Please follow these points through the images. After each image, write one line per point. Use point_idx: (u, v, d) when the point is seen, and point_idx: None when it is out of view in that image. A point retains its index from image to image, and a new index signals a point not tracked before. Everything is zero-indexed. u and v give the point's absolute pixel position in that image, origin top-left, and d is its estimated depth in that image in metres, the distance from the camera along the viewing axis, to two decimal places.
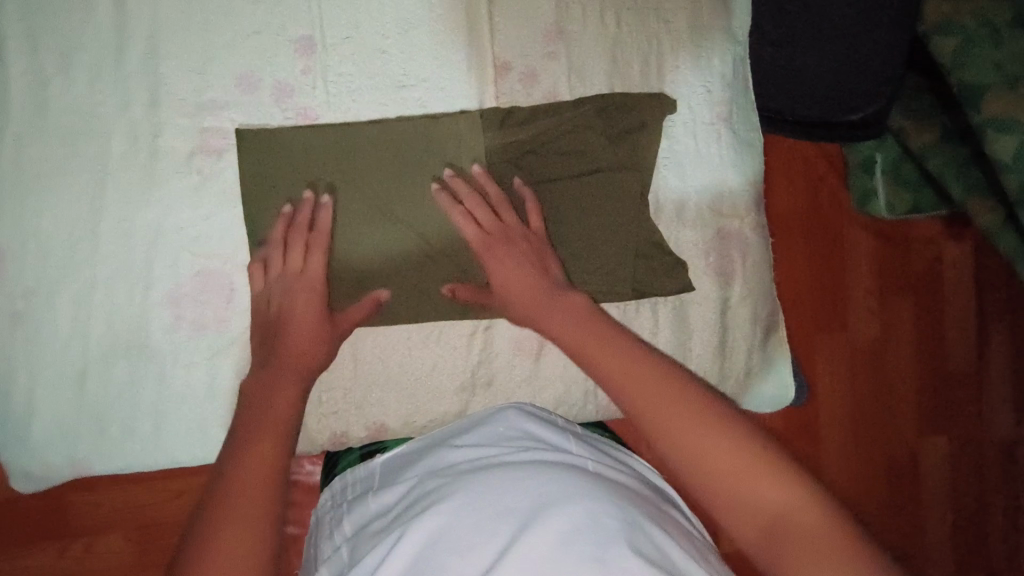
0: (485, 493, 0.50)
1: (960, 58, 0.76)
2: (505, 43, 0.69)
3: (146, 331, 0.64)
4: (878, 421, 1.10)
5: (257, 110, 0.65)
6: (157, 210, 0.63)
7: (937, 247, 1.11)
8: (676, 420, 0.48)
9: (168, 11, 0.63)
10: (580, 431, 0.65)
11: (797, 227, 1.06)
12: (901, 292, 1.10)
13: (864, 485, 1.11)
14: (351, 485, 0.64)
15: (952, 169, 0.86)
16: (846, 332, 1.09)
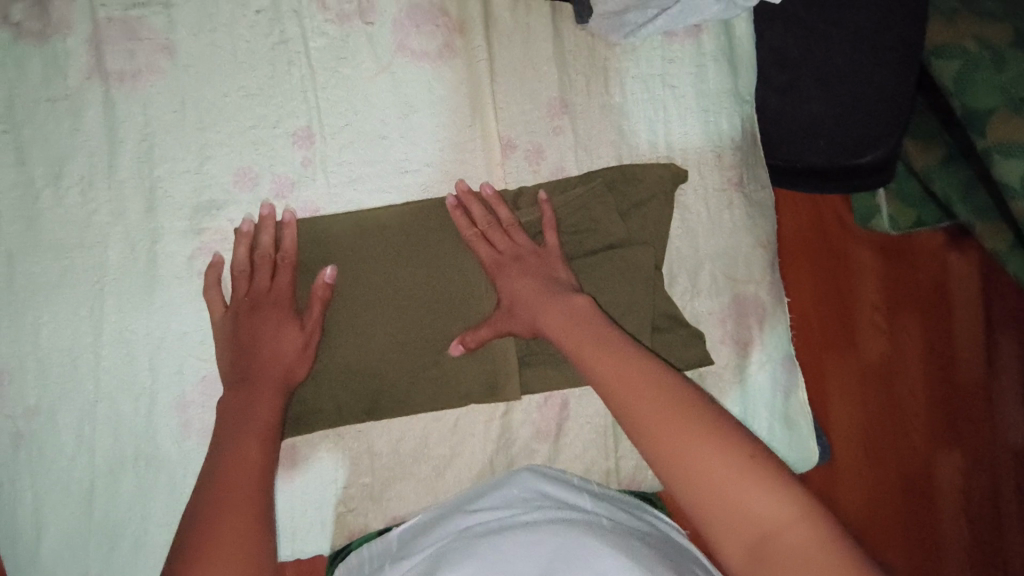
0: (496, 560, 0.48)
1: (962, 84, 0.76)
2: (509, 121, 0.67)
3: (153, 441, 0.62)
4: (891, 435, 1.08)
5: (257, 206, 0.63)
6: (158, 317, 0.61)
7: (941, 258, 1.10)
8: (673, 434, 0.45)
9: (160, 112, 0.61)
10: (599, 490, 0.63)
11: (801, 246, 1.05)
12: (906, 304, 1.09)
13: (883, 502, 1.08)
14: (367, 560, 0.60)
15: (957, 189, 0.86)
16: (855, 347, 1.07)
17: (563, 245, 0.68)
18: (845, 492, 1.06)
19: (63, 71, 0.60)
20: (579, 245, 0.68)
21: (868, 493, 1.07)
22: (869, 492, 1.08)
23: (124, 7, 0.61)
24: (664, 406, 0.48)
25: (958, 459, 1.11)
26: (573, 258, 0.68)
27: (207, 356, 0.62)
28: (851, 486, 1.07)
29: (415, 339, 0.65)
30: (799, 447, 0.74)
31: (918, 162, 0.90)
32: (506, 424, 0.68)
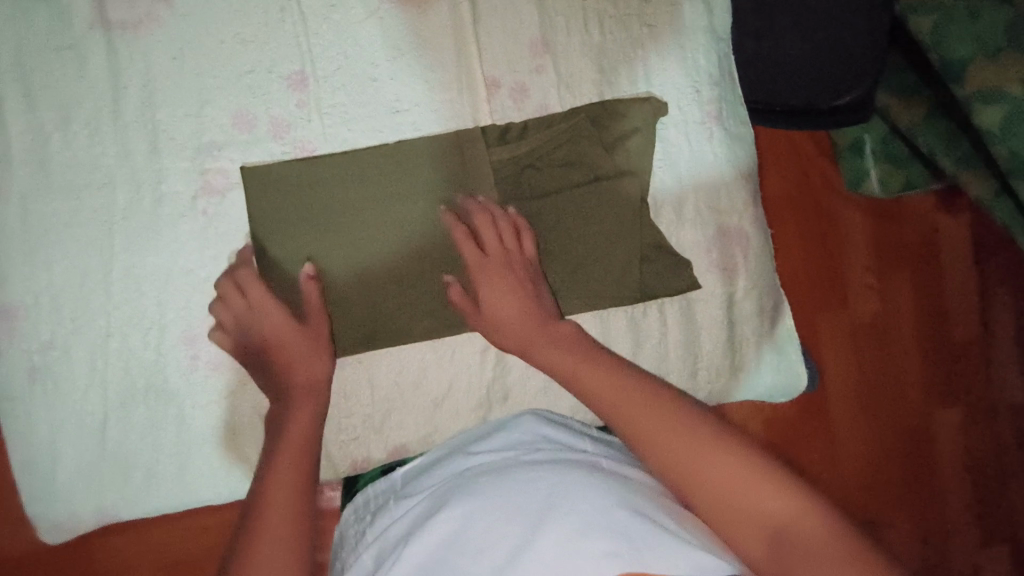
0: (500, 492, 0.51)
1: (938, 34, 0.77)
2: (493, 61, 0.70)
3: (163, 374, 0.64)
4: (887, 396, 1.12)
5: (255, 148, 0.66)
6: (165, 255, 0.64)
7: (934, 219, 1.12)
8: (672, 438, 0.53)
9: (161, 59, 0.64)
10: (596, 434, 0.66)
11: (789, 209, 1.09)
12: (899, 267, 1.12)
13: (880, 461, 1.12)
14: (372, 498, 0.64)
15: (941, 144, 0.89)
16: (848, 310, 1.10)
17: (553, 177, 0.71)
18: (842, 453, 1.10)
19: (68, 24, 0.63)
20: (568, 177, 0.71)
21: (864, 453, 1.11)
22: (866, 452, 1.11)
23: None
24: (660, 418, 0.55)
25: (956, 416, 1.14)
26: (564, 189, 0.70)
27: (212, 291, 0.65)
28: (847, 447, 1.11)
29: (411, 270, 0.68)
30: (789, 374, 0.76)
31: (902, 120, 0.93)
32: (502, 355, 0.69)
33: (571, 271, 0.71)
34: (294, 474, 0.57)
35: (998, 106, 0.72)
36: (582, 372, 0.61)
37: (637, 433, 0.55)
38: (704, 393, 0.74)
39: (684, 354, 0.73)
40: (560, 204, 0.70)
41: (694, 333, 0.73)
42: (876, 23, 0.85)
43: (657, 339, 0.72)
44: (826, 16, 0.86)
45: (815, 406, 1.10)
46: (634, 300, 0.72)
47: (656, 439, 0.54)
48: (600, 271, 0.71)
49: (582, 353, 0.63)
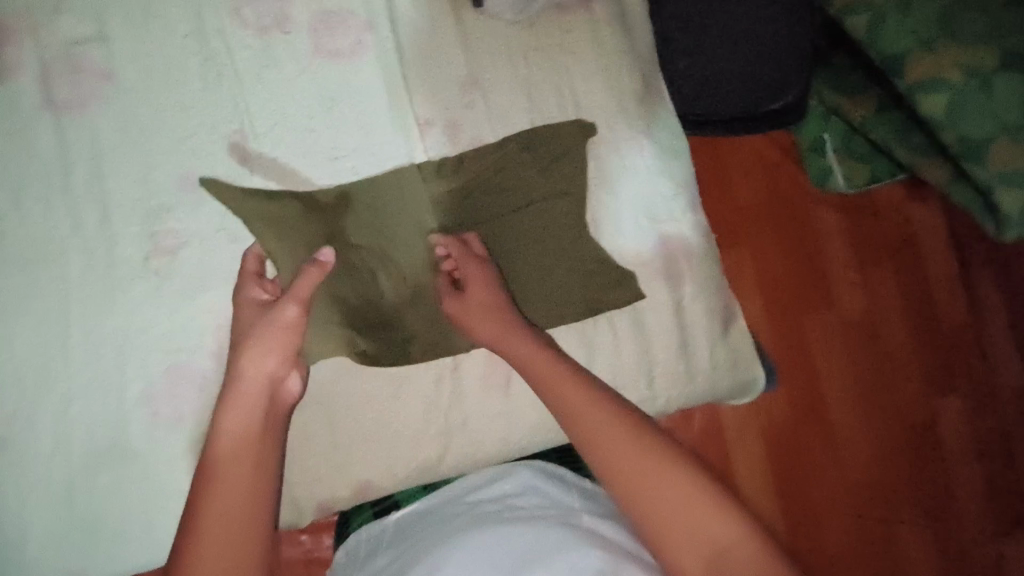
0: (480, 545, 0.55)
1: (874, 32, 0.84)
2: (426, 101, 0.73)
3: (126, 433, 0.66)
4: (885, 388, 1.15)
5: (201, 207, 0.69)
6: (121, 316, 0.66)
7: (904, 210, 1.17)
8: (631, 464, 0.54)
9: (107, 132, 0.68)
10: (588, 485, 0.69)
11: (764, 216, 1.14)
12: (879, 262, 1.16)
13: (888, 456, 1.14)
14: (361, 543, 0.69)
15: (894, 136, 0.95)
16: (834, 309, 1.15)
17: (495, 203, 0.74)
18: (848, 452, 1.13)
19: (18, 109, 0.67)
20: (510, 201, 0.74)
21: (870, 448, 1.13)
22: (872, 447, 1.14)
23: (66, 45, 0.68)
24: (633, 451, 0.55)
25: (958, 403, 1.17)
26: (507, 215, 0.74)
27: (169, 348, 0.67)
28: (852, 445, 1.13)
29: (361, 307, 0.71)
30: (741, 371, 0.78)
31: (856, 115, 0.99)
32: (456, 380, 0.72)
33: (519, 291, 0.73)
34: (244, 511, 0.54)
35: (941, 92, 0.79)
36: (560, 395, 0.60)
37: (603, 464, 0.55)
38: (662, 401, 0.76)
39: (637, 364, 0.74)
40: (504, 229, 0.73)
41: (647, 342, 0.75)
42: (798, 28, 0.92)
43: (609, 352, 0.74)
44: (752, 25, 0.91)
45: (816, 407, 1.13)
46: (581, 314, 0.73)
47: (617, 463, 0.55)
48: (544, 289, 0.73)
49: (560, 376, 0.62)
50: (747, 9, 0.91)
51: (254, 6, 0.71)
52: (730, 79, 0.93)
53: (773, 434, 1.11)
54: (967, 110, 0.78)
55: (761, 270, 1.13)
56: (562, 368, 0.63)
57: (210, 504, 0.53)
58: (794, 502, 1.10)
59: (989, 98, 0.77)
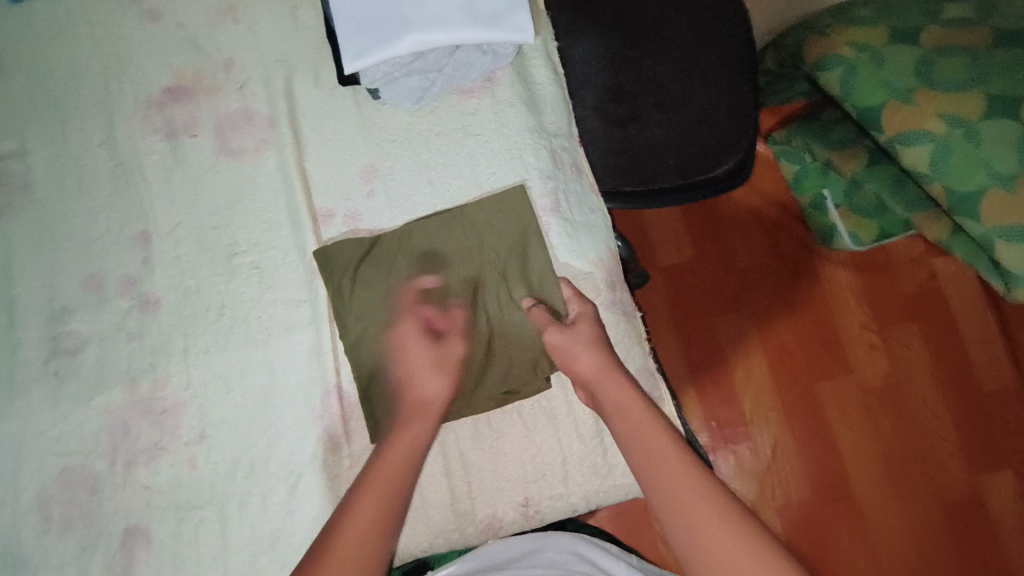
0: None
1: (848, 88, 0.84)
2: (326, 194, 0.74)
3: (18, 539, 0.65)
4: (917, 452, 1.21)
5: (104, 307, 0.70)
6: (18, 420, 0.67)
7: (926, 267, 1.27)
8: (692, 501, 0.54)
9: (20, 240, 0.71)
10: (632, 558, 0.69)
11: (770, 278, 1.27)
12: (898, 325, 1.25)
13: (925, 522, 1.19)
14: None
15: (887, 188, 0.98)
16: (854, 373, 1.24)
17: (414, 290, 0.71)
18: (878, 517, 1.19)
19: None
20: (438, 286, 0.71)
21: (901, 515, 1.19)
22: (906, 514, 1.19)
23: None
24: (697, 492, 0.54)
25: (1014, 476, 1.21)
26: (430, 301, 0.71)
27: (63, 451, 0.67)
28: (881, 511, 1.19)
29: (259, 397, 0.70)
30: None
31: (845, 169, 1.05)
32: (349, 480, 0.68)
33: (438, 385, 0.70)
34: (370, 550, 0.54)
35: (919, 146, 0.79)
36: (640, 434, 0.59)
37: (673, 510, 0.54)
38: (578, 497, 0.70)
39: (545, 456, 0.70)
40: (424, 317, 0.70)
41: (558, 432, 0.70)
42: (738, 91, 0.90)
43: (520, 443, 0.70)
44: (683, 94, 0.90)
45: (837, 474, 1.20)
46: (488, 406, 0.70)
47: (676, 501, 0.54)
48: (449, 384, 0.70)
49: (642, 414, 0.60)
50: (681, 76, 0.90)
51: (163, 112, 0.75)
52: (664, 148, 0.90)
53: (794, 503, 1.19)
54: (951, 161, 0.77)
55: (768, 343, 1.25)
56: (644, 403, 0.61)
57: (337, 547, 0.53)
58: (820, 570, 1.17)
59: (974, 148, 0.75)
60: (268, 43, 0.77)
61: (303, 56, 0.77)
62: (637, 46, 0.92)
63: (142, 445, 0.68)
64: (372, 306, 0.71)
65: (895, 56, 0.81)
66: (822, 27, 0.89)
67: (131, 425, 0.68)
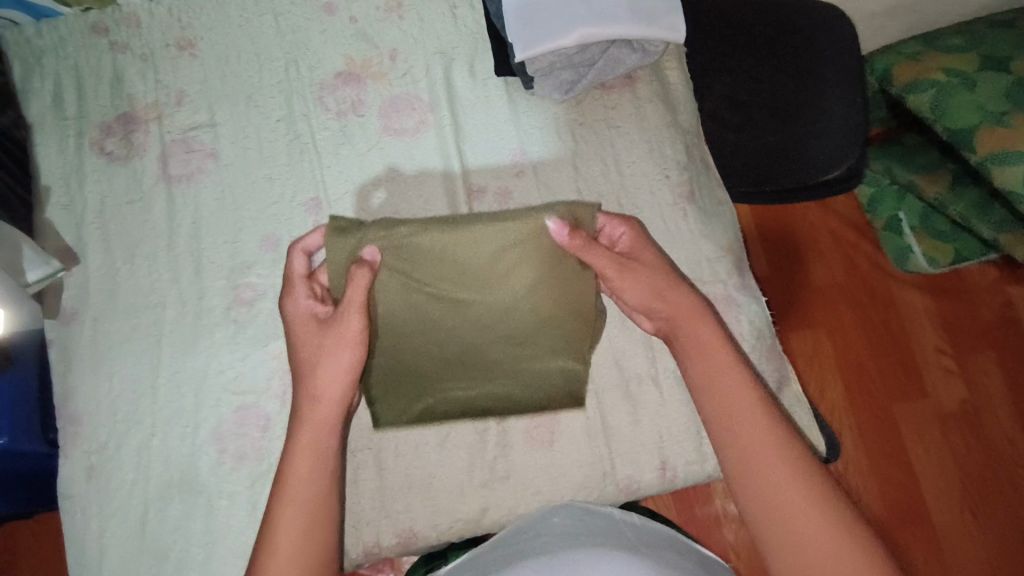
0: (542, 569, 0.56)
1: (940, 109, 0.90)
2: (479, 173, 0.81)
3: (196, 468, 0.72)
4: (993, 482, 1.17)
5: (279, 263, 0.77)
6: (202, 359, 0.75)
7: (1003, 293, 1.25)
8: (730, 405, 0.60)
9: (207, 201, 0.79)
10: (639, 521, 0.70)
11: (843, 299, 1.25)
12: (975, 349, 1.23)
13: (1000, 557, 1.14)
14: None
15: (973, 212, 1.04)
16: (929, 397, 1.21)
17: (424, 281, 0.61)
18: (953, 547, 1.14)
19: (140, 182, 0.79)
20: (477, 287, 0.62)
21: (976, 547, 1.14)
22: (981, 546, 1.14)
23: (182, 130, 0.81)
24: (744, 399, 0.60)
25: None
26: (449, 292, 0.62)
27: (239, 391, 0.74)
28: (955, 543, 1.15)
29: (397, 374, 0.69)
30: None
31: (928, 192, 1.09)
32: (499, 433, 0.75)
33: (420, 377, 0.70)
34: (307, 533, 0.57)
35: (1015, 164, 0.83)
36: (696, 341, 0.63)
37: (737, 450, 0.58)
38: (712, 463, 0.74)
39: (681, 426, 0.74)
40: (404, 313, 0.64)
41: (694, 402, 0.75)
42: (852, 103, 0.88)
43: (656, 410, 0.75)
44: (797, 105, 0.92)
45: (909, 496, 1.17)
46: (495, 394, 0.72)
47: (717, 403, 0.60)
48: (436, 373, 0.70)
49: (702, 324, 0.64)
50: (795, 86, 0.92)
51: (336, 93, 0.83)
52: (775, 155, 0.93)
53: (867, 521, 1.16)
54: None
55: (840, 360, 1.23)
56: (708, 318, 0.64)
57: (279, 525, 0.56)
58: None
59: None
60: (431, 35, 0.84)
61: (461, 48, 0.84)
62: (751, 58, 0.95)
63: None
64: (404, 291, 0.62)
65: (987, 83, 0.88)
66: (912, 53, 0.95)
67: None
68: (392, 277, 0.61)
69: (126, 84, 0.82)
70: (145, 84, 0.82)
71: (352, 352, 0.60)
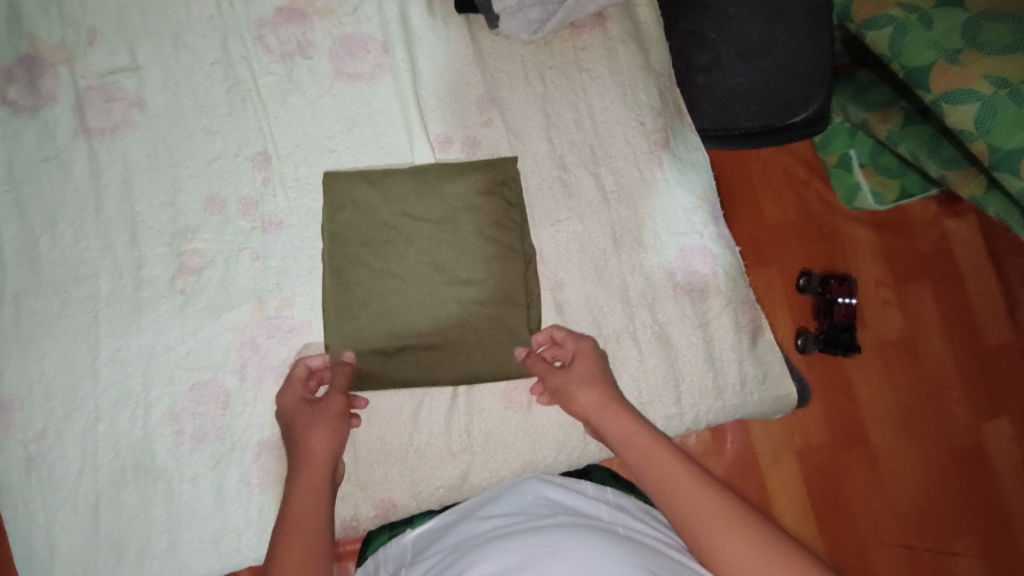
0: (520, 551, 0.48)
1: (897, 47, 0.84)
2: (443, 121, 0.75)
3: (152, 452, 0.67)
4: (928, 411, 1.11)
5: (226, 225, 0.70)
6: (148, 334, 0.68)
7: (940, 225, 1.17)
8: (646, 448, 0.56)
9: (136, 157, 0.70)
10: (611, 498, 0.63)
11: (788, 233, 1.14)
12: (915, 280, 1.15)
13: (935, 487, 1.09)
14: (382, 564, 0.61)
15: (924, 149, 0.95)
16: (869, 329, 1.13)
17: (393, 207, 0.71)
18: (890, 479, 1.08)
19: (54, 136, 0.69)
20: (426, 234, 0.71)
21: (912, 478, 1.09)
22: (917, 477, 1.09)
23: (100, 75, 0.71)
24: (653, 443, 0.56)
25: (1009, 428, 1.12)
26: (400, 242, 0.71)
27: (193, 367, 0.68)
28: (894, 475, 1.08)
29: (366, 323, 0.69)
30: (775, 386, 0.76)
31: (882, 130, 1.00)
32: (477, 396, 0.72)
33: (375, 356, 0.70)
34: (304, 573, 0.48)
35: (970, 103, 0.78)
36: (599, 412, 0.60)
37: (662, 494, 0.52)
38: (690, 417, 0.74)
39: (660, 382, 0.73)
40: (372, 243, 0.70)
41: (672, 357, 0.74)
42: (818, 44, 0.84)
43: (636, 366, 0.73)
44: (765, 42, 0.84)
45: (852, 429, 1.09)
46: (464, 363, 0.70)
47: (635, 452, 0.56)
48: (405, 324, 0.70)
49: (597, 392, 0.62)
50: (765, 21, 0.84)
51: (278, 32, 0.74)
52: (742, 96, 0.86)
53: (812, 453, 1.07)
54: (997, 120, 0.76)
55: (788, 292, 1.13)
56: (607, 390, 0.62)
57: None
58: (836, 530, 1.06)
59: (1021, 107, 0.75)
60: None
61: None
62: None
63: (272, 362, 0.69)
64: (375, 219, 0.71)
65: (944, 18, 0.81)
66: None
67: (260, 343, 0.69)
68: (366, 198, 0.71)
69: (25, 21, 0.70)
70: (49, 21, 0.71)
71: (337, 427, 0.61)
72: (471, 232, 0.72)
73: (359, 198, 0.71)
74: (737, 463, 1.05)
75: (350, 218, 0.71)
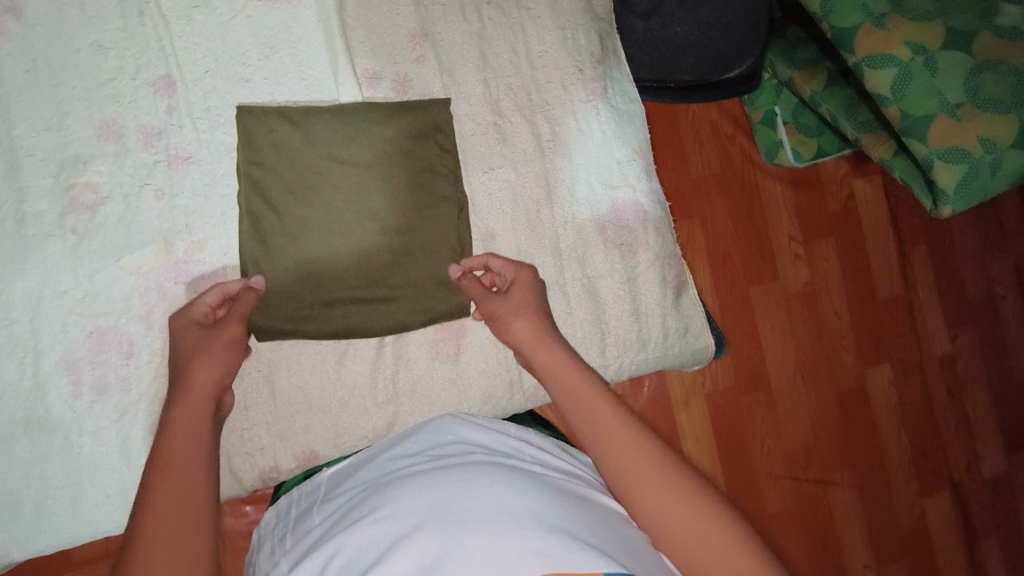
0: (428, 488, 0.47)
1: (829, 5, 0.82)
2: (371, 54, 0.70)
3: (44, 403, 0.62)
4: (823, 357, 1.20)
5: (124, 158, 0.64)
6: (36, 275, 0.61)
7: (849, 185, 1.24)
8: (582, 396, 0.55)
9: (11, 73, 0.61)
10: (530, 437, 0.63)
11: (712, 186, 1.16)
12: (822, 236, 1.22)
13: (822, 423, 1.19)
14: (294, 502, 0.61)
15: (842, 110, 0.98)
16: (779, 280, 1.19)
17: (316, 148, 0.66)
18: (785, 418, 1.17)
19: None
20: (354, 181, 0.67)
21: (803, 418, 1.18)
22: (807, 416, 1.18)
23: None
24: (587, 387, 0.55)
25: (889, 372, 1.24)
26: (326, 188, 0.66)
27: (89, 312, 0.62)
28: (788, 414, 1.17)
29: (286, 274, 0.65)
30: (693, 339, 0.79)
31: (805, 89, 1.02)
32: (402, 347, 0.71)
33: (297, 312, 0.66)
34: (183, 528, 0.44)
35: (887, 69, 0.79)
36: (542, 356, 0.59)
37: (593, 444, 0.52)
38: (614, 367, 0.75)
39: (587, 334, 0.74)
40: (293, 189, 0.66)
41: (600, 310, 0.75)
42: None
43: (565, 318, 0.74)
44: None
45: (755, 376, 1.16)
46: (390, 317, 0.68)
47: (568, 395, 0.55)
48: (329, 276, 0.66)
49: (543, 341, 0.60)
50: None
51: None
52: (683, 48, 0.86)
53: (719, 393, 1.14)
54: (911, 86, 0.79)
55: (708, 244, 1.16)
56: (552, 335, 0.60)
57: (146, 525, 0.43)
58: (734, 463, 1.14)
59: (931, 75, 0.78)
60: None
61: None
62: None
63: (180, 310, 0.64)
64: (296, 161, 0.66)
65: None
66: None
67: (167, 288, 0.64)
68: (286, 137, 0.66)
69: None
70: None
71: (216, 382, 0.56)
72: (396, 179, 0.68)
73: (277, 138, 0.66)
74: (652, 405, 1.09)
75: (268, 160, 0.65)
